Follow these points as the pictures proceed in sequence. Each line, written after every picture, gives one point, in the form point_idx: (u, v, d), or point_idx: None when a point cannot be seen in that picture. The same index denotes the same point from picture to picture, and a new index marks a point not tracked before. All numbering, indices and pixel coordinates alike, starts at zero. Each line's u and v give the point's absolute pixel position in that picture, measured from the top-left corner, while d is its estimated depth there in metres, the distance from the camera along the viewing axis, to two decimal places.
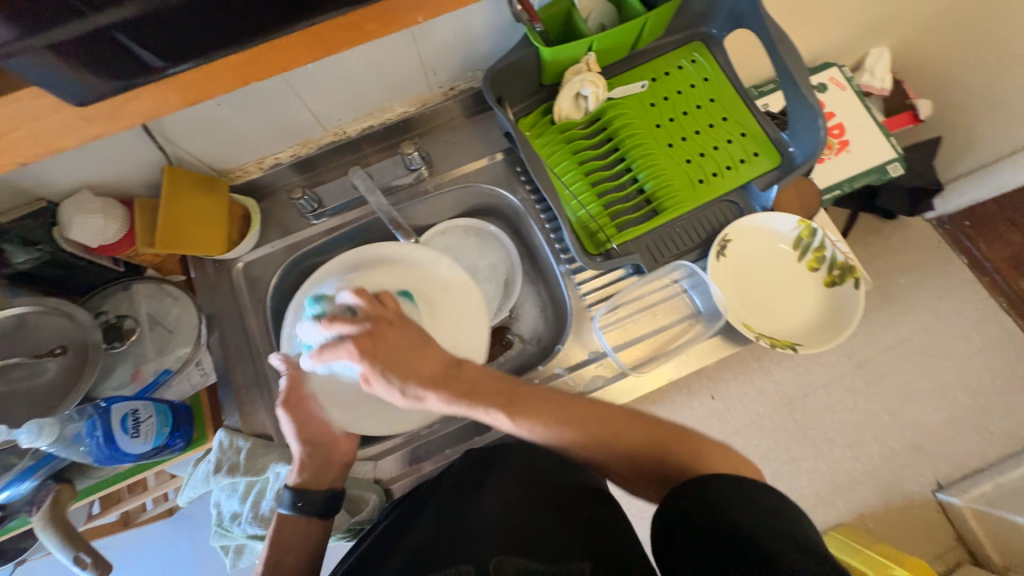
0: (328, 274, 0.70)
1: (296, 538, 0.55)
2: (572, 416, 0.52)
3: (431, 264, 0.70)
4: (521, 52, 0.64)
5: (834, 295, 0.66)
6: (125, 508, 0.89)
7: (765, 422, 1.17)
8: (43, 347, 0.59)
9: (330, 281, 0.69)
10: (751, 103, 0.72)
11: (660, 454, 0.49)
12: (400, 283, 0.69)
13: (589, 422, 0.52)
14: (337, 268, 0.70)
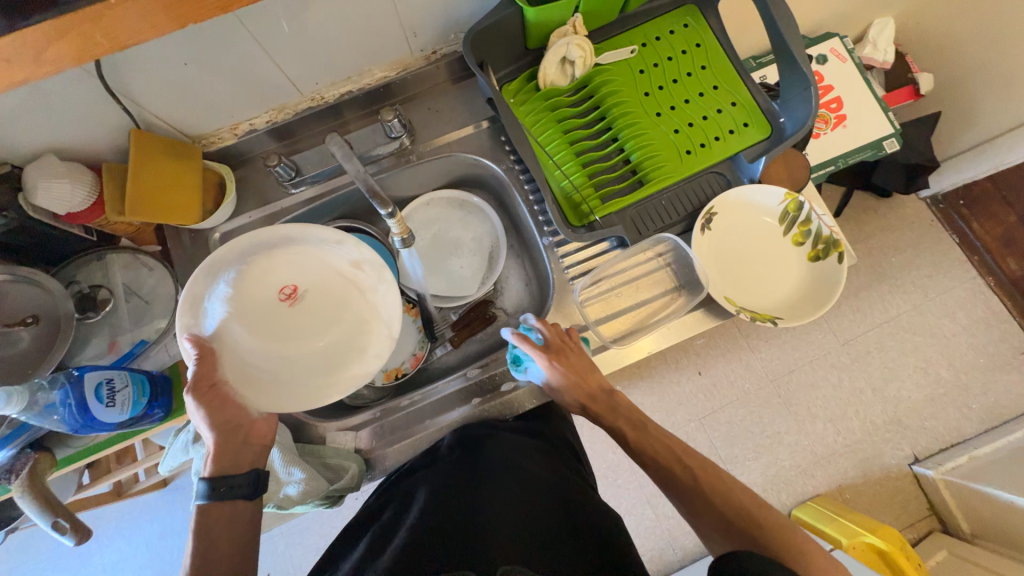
0: (223, 266, 0.55)
1: (233, 526, 0.51)
2: (652, 442, 0.55)
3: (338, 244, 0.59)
4: (503, 12, 0.60)
5: (817, 270, 0.65)
6: (115, 478, 0.90)
7: (751, 398, 1.19)
8: (15, 317, 0.58)
9: (227, 272, 0.54)
10: (744, 72, 0.70)
11: (666, 473, 0.52)
12: (310, 266, 0.57)
13: (653, 445, 0.55)
14: (233, 257, 0.55)
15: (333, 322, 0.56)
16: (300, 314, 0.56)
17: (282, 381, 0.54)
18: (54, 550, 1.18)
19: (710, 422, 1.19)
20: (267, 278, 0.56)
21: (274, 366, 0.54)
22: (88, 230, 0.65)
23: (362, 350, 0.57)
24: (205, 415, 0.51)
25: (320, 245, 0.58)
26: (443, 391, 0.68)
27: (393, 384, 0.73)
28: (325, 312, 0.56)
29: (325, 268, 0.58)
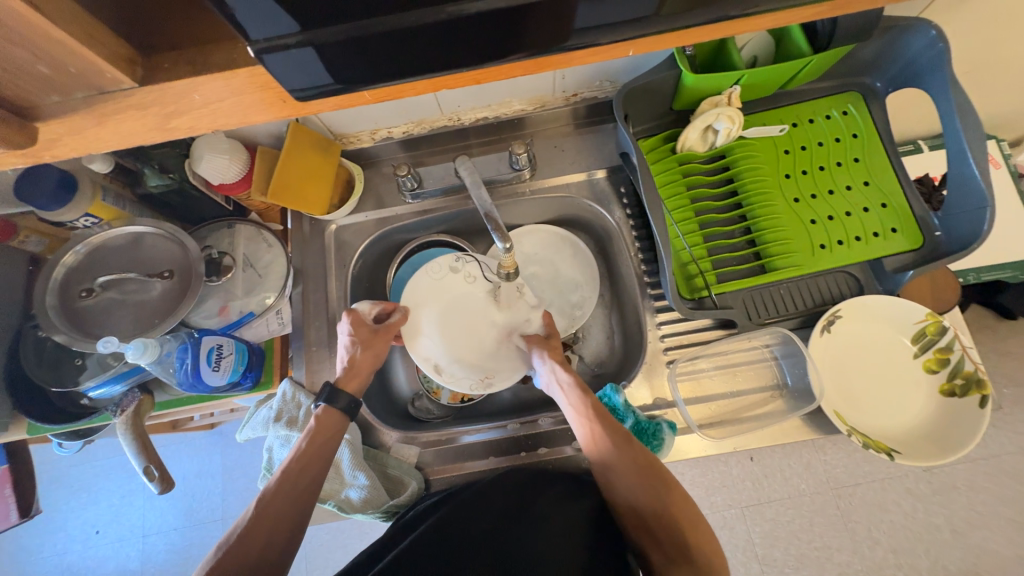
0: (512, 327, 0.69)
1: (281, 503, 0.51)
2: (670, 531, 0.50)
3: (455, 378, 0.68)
4: (661, 74, 0.60)
5: (949, 407, 0.58)
6: (175, 417, 0.89)
7: (804, 501, 1.08)
8: (155, 269, 0.63)
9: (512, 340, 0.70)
10: (902, 173, 0.64)
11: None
12: (467, 360, 0.68)
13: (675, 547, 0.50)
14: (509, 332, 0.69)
15: (443, 332, 0.69)
16: (456, 329, 0.69)
17: (432, 314, 0.70)
18: (104, 462, 1.29)
19: (754, 514, 1.09)
20: (493, 357, 0.69)
21: (447, 320, 0.70)
22: (228, 201, 0.71)
23: (423, 304, 0.70)
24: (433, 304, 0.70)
25: (462, 378, 0.67)
26: (511, 433, 0.66)
27: (457, 406, 0.74)
28: (449, 338, 0.69)
29: (448, 362, 0.68)
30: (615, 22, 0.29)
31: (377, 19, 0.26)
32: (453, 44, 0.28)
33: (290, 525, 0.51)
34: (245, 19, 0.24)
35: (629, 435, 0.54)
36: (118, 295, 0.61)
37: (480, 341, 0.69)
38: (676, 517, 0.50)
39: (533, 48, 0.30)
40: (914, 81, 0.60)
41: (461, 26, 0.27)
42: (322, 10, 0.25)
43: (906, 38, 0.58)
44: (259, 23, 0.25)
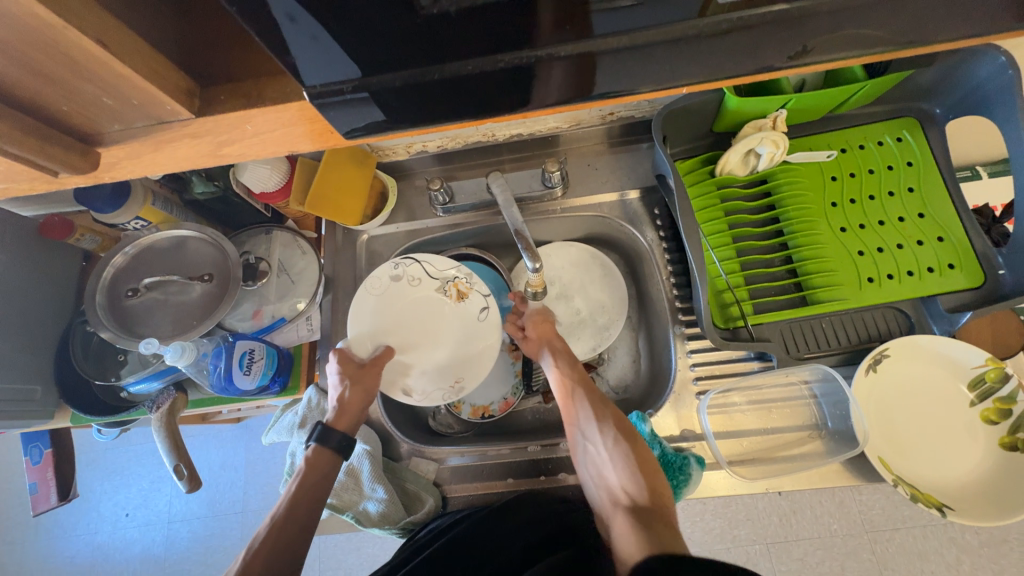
0: (466, 320, 0.68)
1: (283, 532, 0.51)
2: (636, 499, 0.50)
3: (431, 389, 0.66)
4: (702, 96, 0.58)
5: (1011, 463, 0.53)
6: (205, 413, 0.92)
7: (835, 541, 1.01)
8: (195, 272, 0.65)
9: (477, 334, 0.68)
10: (962, 205, 0.60)
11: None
12: (433, 365, 0.67)
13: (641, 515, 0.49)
14: (464, 327, 0.68)
15: (406, 351, 0.66)
16: (412, 337, 0.67)
17: (383, 335, 0.66)
18: (137, 448, 1.35)
19: (779, 552, 1.03)
20: (455, 354, 0.67)
21: (398, 333, 0.67)
22: (267, 208, 0.74)
23: (375, 330, 0.66)
24: (380, 320, 0.67)
25: (442, 386, 0.66)
26: (531, 455, 0.64)
27: (477, 422, 0.73)
28: (409, 352, 0.66)
29: (420, 376, 0.66)
30: (674, 76, 0.29)
31: (434, 67, 0.27)
32: (498, 87, 0.28)
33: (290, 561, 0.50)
34: (305, 61, 0.25)
35: (592, 384, 0.62)
36: (161, 295, 0.64)
37: (439, 342, 0.67)
38: (636, 460, 0.53)
39: (585, 93, 0.30)
40: (979, 110, 0.57)
41: (514, 71, 0.27)
42: (380, 59, 0.26)
43: (974, 65, 0.54)
44: (320, 66, 0.26)
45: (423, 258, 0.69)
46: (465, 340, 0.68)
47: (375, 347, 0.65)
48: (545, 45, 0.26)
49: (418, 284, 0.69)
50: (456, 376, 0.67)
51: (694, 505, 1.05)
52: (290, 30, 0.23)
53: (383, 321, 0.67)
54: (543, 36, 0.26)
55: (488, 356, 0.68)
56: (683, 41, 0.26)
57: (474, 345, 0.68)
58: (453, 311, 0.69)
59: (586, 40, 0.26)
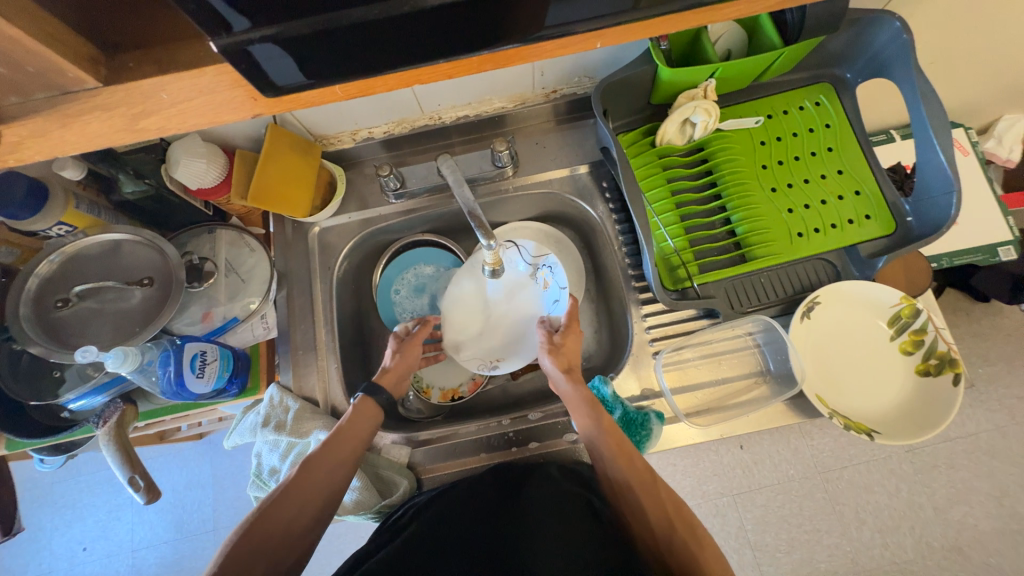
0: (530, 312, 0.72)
1: (313, 479, 0.53)
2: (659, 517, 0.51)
3: (476, 360, 0.73)
4: (638, 68, 0.61)
5: (925, 386, 0.60)
6: (160, 428, 0.88)
7: (793, 485, 1.08)
8: (133, 276, 0.62)
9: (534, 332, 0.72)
10: (874, 162, 0.66)
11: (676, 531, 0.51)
12: (486, 341, 0.73)
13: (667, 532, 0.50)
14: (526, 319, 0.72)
15: (472, 323, 0.73)
16: (481, 315, 0.73)
17: (460, 306, 0.74)
18: (88, 476, 1.26)
19: (744, 502, 1.09)
20: (510, 339, 0.73)
21: (472, 308, 0.74)
22: (207, 205, 0.70)
23: (454, 298, 0.74)
24: (461, 292, 0.74)
25: (486, 360, 0.73)
26: (502, 429, 0.66)
27: (448, 405, 0.75)
28: (475, 325, 0.73)
29: (475, 350, 0.73)
30: (580, 17, 0.31)
31: (343, 12, 0.27)
32: (414, 35, 0.30)
33: (321, 499, 0.53)
34: (211, 16, 0.25)
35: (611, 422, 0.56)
36: (97, 304, 0.60)
37: (502, 328, 0.73)
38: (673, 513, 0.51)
39: (500, 40, 0.31)
40: (881, 71, 0.62)
41: (425, 21, 0.28)
42: (290, 9, 0.26)
43: (873, 30, 0.59)
44: (228, 20, 0.26)
45: (521, 245, 0.73)
46: (526, 330, 0.72)
47: (450, 314, 0.74)
48: None
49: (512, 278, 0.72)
50: (500, 358, 0.72)
51: (665, 466, 1.10)
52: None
53: (464, 293, 0.74)
54: None
55: (529, 348, 0.72)
56: None
57: (526, 335, 0.72)
58: (530, 308, 0.72)
59: None
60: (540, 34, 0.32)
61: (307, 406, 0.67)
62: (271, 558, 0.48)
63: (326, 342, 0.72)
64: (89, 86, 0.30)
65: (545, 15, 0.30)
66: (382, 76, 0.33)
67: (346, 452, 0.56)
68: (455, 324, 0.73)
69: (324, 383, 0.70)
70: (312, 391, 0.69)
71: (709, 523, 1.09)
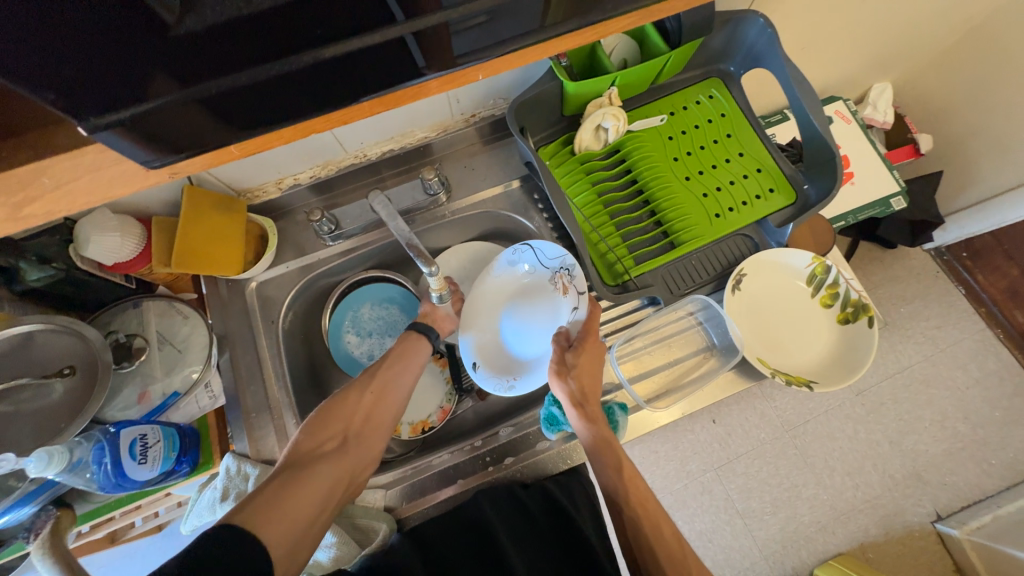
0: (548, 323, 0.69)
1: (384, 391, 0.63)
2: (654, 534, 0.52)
3: (489, 375, 0.67)
4: (545, 85, 0.64)
5: (847, 333, 0.66)
6: (109, 529, 0.80)
7: (766, 448, 1.14)
8: (51, 368, 0.57)
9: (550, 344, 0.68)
10: (768, 142, 0.73)
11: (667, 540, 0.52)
12: (502, 354, 0.69)
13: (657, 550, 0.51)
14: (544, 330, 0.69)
15: (487, 330, 0.70)
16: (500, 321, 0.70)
17: (478, 312, 0.70)
18: None
19: (726, 474, 1.14)
20: (526, 351, 0.69)
21: (490, 312, 0.70)
22: (128, 278, 0.66)
23: (473, 302, 0.70)
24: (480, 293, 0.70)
25: (498, 378, 0.67)
26: (475, 451, 0.66)
27: (419, 438, 0.72)
28: (492, 331, 0.70)
29: (491, 362, 0.68)
30: (474, 47, 0.33)
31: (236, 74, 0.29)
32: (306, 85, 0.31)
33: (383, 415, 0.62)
34: (98, 89, 0.26)
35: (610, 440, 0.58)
36: (11, 407, 0.55)
37: (521, 340, 0.69)
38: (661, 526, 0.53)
39: (393, 79, 0.34)
40: (757, 62, 0.69)
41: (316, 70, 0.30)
42: (184, 72, 0.28)
43: (743, 27, 0.67)
44: (119, 89, 0.27)
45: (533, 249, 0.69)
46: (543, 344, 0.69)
47: (467, 317, 0.70)
48: (333, 41, 0.29)
49: (535, 284, 0.70)
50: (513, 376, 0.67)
51: (648, 455, 1.13)
52: (67, 53, 0.24)
53: (479, 296, 0.70)
54: (341, 31, 0.29)
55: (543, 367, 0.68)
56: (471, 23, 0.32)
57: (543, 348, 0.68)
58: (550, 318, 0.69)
59: (371, 36, 0.30)
60: (438, 70, 0.34)
61: (269, 469, 0.64)
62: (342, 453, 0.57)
63: (281, 399, 0.69)
64: None
65: (442, 47, 0.32)
66: (278, 131, 0.35)
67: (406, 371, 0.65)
68: (473, 330, 0.69)
69: (285, 441, 0.67)
70: (273, 452, 0.66)
71: (698, 502, 1.12)
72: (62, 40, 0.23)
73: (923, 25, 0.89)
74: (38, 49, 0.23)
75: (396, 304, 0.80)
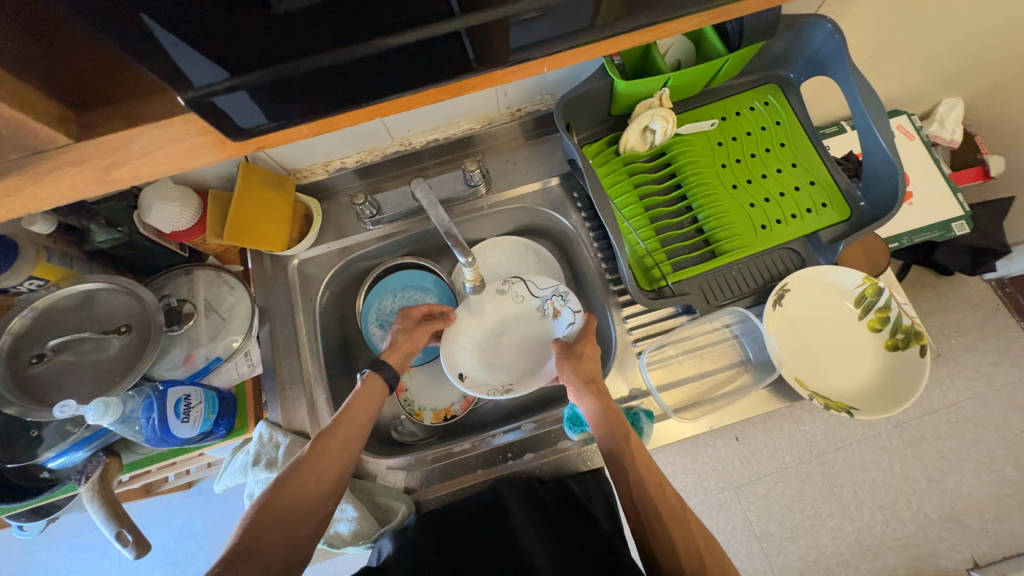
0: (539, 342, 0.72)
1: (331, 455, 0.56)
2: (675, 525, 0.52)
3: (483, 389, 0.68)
4: (595, 83, 0.64)
5: (895, 360, 0.63)
6: (147, 481, 0.85)
7: (791, 472, 1.10)
8: (110, 325, 0.61)
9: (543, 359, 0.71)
10: (824, 153, 0.70)
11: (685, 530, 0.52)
12: (494, 370, 0.70)
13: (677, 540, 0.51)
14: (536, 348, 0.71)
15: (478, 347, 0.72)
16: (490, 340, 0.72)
17: (467, 331, 0.72)
18: (71, 541, 1.20)
19: (746, 494, 1.10)
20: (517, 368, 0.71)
21: (480, 331, 0.72)
22: (183, 247, 0.70)
23: (461, 322, 0.71)
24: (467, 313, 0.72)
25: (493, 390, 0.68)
26: (496, 442, 0.66)
27: (441, 425, 0.75)
28: (483, 350, 0.72)
29: (483, 379, 0.69)
30: (531, 40, 0.33)
31: (308, 59, 0.30)
32: (371, 73, 0.32)
33: (335, 475, 0.56)
34: (180, 69, 0.28)
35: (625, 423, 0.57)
36: (73, 356, 0.59)
37: (512, 355, 0.72)
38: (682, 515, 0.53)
39: (453, 71, 0.34)
40: (821, 70, 0.66)
41: (380, 58, 0.31)
42: (256, 57, 0.29)
43: (808, 32, 0.64)
44: (200, 72, 0.28)
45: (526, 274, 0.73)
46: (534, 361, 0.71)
47: (455, 336, 0.71)
48: (397, 31, 0.30)
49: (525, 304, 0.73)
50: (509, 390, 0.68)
51: (665, 466, 1.11)
52: (154, 30, 0.25)
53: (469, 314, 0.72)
54: (408, 21, 0.29)
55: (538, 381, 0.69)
56: (533, 17, 0.31)
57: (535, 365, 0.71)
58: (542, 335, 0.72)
59: (435, 28, 0.30)
60: (494, 64, 0.34)
61: (298, 440, 0.66)
62: (292, 527, 0.52)
63: (314, 374, 0.71)
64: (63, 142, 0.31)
65: (502, 38, 0.32)
66: (346, 114, 0.36)
67: (355, 430, 0.58)
68: (462, 349, 0.71)
69: (314, 414, 0.69)
70: (302, 424, 0.68)
71: (714, 519, 1.10)
72: (150, 20, 0.25)
73: (1009, 37, 0.82)
74: (135, 25, 0.25)
75: (429, 292, 0.81)
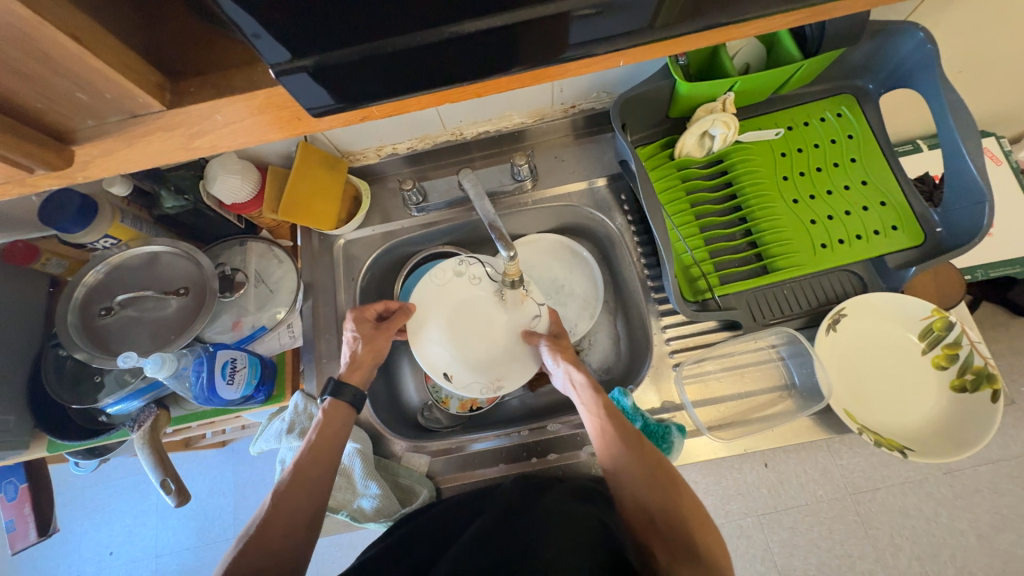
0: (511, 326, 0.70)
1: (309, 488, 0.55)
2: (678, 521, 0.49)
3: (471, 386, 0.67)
4: (656, 83, 0.62)
5: (961, 402, 0.58)
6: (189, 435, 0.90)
7: (822, 507, 1.03)
8: (170, 286, 0.65)
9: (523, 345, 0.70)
10: (900, 172, 0.65)
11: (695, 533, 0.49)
12: (474, 362, 0.69)
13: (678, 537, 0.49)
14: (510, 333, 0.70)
15: (450, 339, 0.70)
16: (462, 330, 0.70)
17: (432, 325, 0.70)
18: (118, 481, 1.30)
19: (771, 523, 1.05)
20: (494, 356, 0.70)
21: (448, 323, 0.70)
22: (240, 219, 0.74)
23: (424, 318, 0.70)
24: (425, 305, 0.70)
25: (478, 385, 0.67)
26: (521, 439, 0.66)
27: (466, 415, 0.75)
28: (457, 342, 0.70)
29: (462, 373, 0.68)
30: (592, 37, 0.32)
31: (379, 42, 0.30)
32: (436, 61, 0.32)
33: (311, 509, 0.54)
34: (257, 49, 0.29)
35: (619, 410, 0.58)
36: (136, 312, 0.63)
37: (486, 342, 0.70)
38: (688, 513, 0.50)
39: (515, 62, 0.33)
40: (906, 82, 0.61)
41: (446, 47, 0.31)
42: (327, 40, 0.29)
43: (897, 40, 0.59)
44: (273, 52, 0.29)
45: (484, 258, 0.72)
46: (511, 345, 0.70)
47: (420, 332, 0.69)
48: (465, 20, 0.29)
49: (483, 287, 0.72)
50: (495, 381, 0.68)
51: None
52: (236, 9, 0.26)
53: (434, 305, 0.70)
54: (477, 11, 0.29)
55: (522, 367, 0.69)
56: (601, 11, 0.30)
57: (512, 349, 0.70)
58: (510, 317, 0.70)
59: (502, 18, 0.30)
60: (556, 57, 0.34)
61: None
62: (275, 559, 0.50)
63: None
64: (154, 110, 0.33)
65: (567, 33, 0.32)
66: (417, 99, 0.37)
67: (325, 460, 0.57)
68: (434, 344, 0.69)
69: None
70: None
71: (734, 545, 1.05)
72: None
73: None
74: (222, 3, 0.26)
75: None
